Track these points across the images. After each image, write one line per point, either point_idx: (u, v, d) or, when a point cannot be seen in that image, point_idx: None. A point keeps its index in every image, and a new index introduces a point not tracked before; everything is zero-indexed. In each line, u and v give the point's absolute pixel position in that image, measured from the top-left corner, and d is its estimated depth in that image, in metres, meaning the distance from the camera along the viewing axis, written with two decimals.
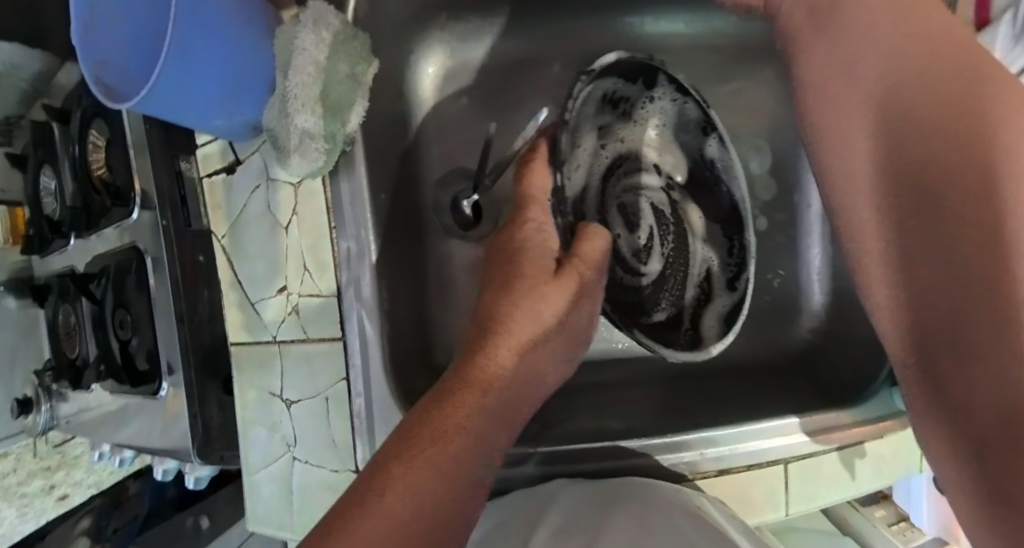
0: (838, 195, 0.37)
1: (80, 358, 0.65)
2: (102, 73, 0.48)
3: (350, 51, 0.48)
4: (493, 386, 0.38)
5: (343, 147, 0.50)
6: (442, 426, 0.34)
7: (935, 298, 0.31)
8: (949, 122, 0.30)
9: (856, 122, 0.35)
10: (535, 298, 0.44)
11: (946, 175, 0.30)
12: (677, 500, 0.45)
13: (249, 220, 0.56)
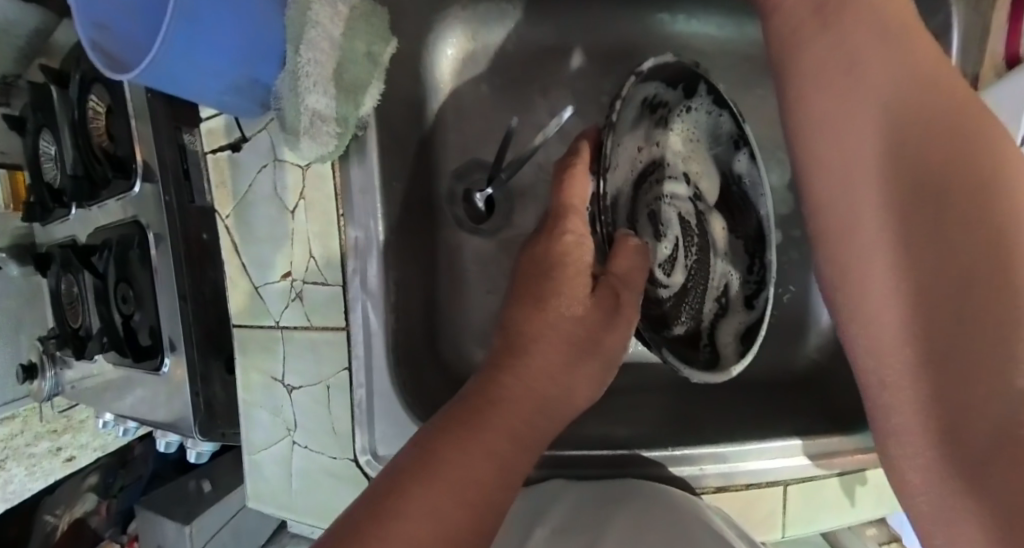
0: (833, 229, 0.31)
1: (84, 329, 0.64)
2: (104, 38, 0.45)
3: (370, 30, 0.43)
4: (513, 407, 0.33)
5: (355, 130, 0.45)
6: (454, 461, 0.28)
7: (937, 336, 0.25)
8: (947, 142, 0.26)
9: (849, 138, 0.30)
10: (569, 316, 0.37)
11: (960, 221, 0.25)
12: (687, 506, 0.39)
13: (256, 200, 0.52)
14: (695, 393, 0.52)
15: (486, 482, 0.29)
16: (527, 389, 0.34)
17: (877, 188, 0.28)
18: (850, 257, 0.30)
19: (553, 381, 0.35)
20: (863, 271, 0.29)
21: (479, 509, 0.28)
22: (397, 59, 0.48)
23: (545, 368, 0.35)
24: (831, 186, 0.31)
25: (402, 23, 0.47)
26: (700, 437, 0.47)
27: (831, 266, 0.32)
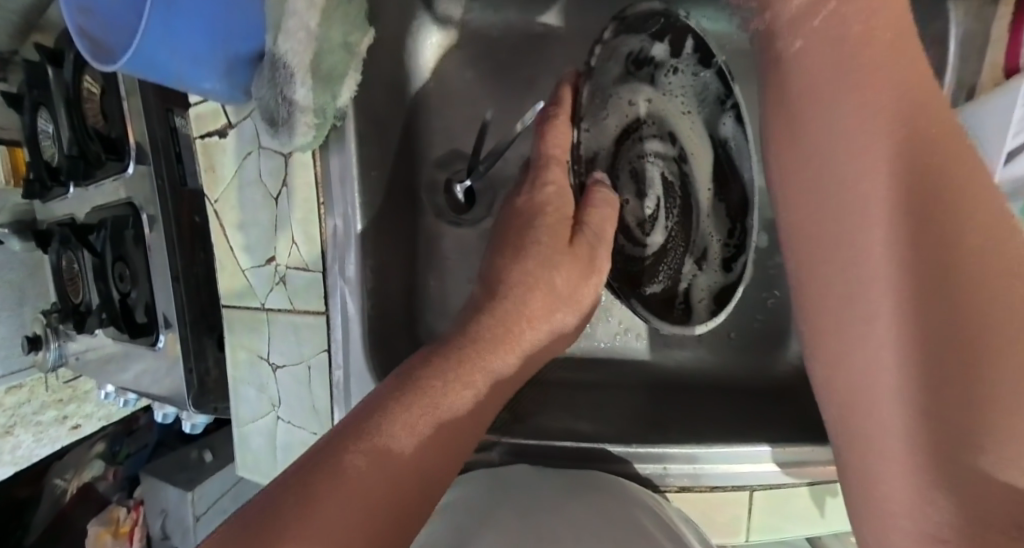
0: (809, 222, 0.29)
1: (84, 304, 0.66)
2: (86, 22, 0.47)
3: (346, 16, 0.42)
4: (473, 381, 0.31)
5: (334, 121, 0.44)
6: (424, 415, 0.27)
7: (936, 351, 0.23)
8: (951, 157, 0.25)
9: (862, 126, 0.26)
10: (539, 261, 0.38)
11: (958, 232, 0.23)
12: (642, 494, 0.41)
13: (244, 184, 0.52)
14: (676, 393, 0.53)
15: (452, 439, 0.28)
16: (493, 338, 0.34)
17: (864, 172, 0.26)
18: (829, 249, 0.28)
19: (517, 330, 0.35)
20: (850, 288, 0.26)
21: (442, 467, 0.27)
22: (377, 43, 0.47)
23: (511, 321, 0.35)
24: (811, 176, 0.28)
25: (386, 5, 0.46)
26: (675, 438, 0.46)
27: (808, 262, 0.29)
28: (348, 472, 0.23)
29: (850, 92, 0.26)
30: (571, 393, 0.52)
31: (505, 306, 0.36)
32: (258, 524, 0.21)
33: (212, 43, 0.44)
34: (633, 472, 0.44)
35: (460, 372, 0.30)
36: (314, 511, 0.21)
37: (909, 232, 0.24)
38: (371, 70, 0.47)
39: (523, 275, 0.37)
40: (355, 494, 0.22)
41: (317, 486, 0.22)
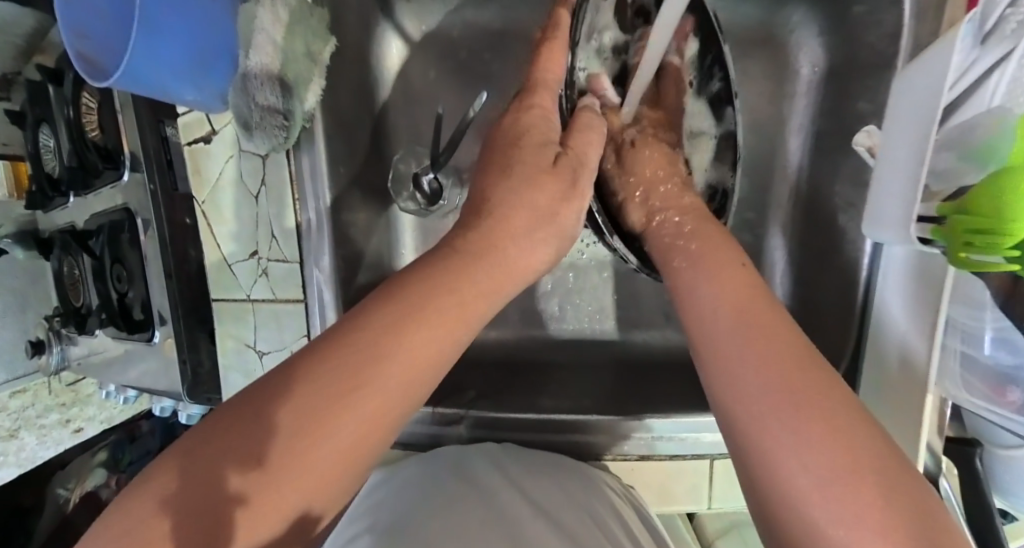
0: (715, 385, 0.31)
1: (85, 306, 0.68)
2: (84, 47, 0.51)
3: (308, 30, 0.47)
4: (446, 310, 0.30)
5: (303, 123, 0.49)
6: (384, 346, 0.27)
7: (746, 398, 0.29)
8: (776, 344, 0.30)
9: (739, 373, 0.29)
10: (523, 180, 0.38)
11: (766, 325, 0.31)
12: (593, 477, 0.48)
13: (225, 186, 0.55)
14: (647, 371, 0.55)
15: (422, 367, 0.28)
16: (462, 264, 0.32)
17: (745, 339, 0.30)
18: (741, 396, 0.29)
19: (502, 247, 0.35)
20: (746, 389, 0.29)
21: (411, 395, 0.28)
22: (340, 51, 0.51)
23: (492, 235, 0.35)
24: (707, 345, 0.32)
25: (348, 16, 0.51)
26: (633, 410, 0.50)
27: (720, 374, 0.31)
28: (289, 397, 0.24)
29: (714, 277, 0.35)
30: (544, 369, 0.55)
31: (487, 225, 0.35)
32: (203, 449, 0.23)
33: (191, 56, 0.48)
34: (587, 439, 0.50)
35: (435, 299, 0.29)
36: (255, 446, 0.23)
37: (754, 335, 0.30)
38: (337, 76, 0.51)
39: (506, 196, 0.37)
40: (293, 423, 0.24)
41: (255, 411, 0.24)
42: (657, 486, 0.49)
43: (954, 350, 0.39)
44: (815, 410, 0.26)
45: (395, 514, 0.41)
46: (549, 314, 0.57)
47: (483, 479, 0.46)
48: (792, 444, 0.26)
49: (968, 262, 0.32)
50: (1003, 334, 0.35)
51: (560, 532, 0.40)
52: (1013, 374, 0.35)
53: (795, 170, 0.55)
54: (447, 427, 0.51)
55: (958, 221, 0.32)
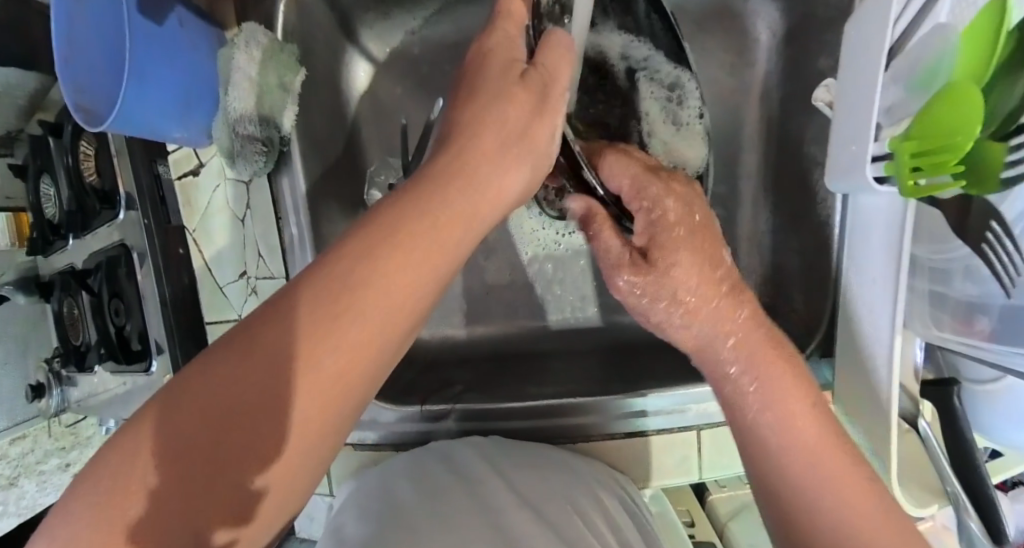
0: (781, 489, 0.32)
1: (84, 344, 0.69)
2: (84, 98, 0.54)
3: (280, 64, 0.52)
4: (416, 252, 0.29)
5: (281, 147, 0.54)
6: (350, 299, 0.27)
7: (757, 423, 0.35)
8: (780, 376, 0.35)
9: (753, 401, 0.35)
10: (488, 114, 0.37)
11: (775, 358, 0.36)
12: (572, 463, 0.50)
13: (214, 212, 0.59)
14: (629, 351, 0.56)
15: (392, 316, 0.28)
16: (436, 211, 0.31)
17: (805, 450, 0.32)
18: (751, 422, 0.35)
19: (481, 176, 0.34)
20: (759, 414, 0.35)
21: (387, 338, 0.28)
22: (310, 77, 0.56)
23: (469, 163, 0.34)
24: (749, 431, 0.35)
25: (316, 46, 0.56)
26: (616, 389, 0.52)
27: (732, 397, 0.36)
28: (264, 358, 0.25)
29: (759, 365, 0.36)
30: (540, 361, 0.57)
31: (469, 160, 0.34)
32: (186, 414, 0.24)
33: (176, 98, 0.53)
34: (574, 421, 0.52)
35: (403, 247, 0.29)
36: (239, 414, 0.24)
37: (763, 364, 0.36)
38: (309, 99, 0.57)
39: (478, 124, 0.36)
40: (265, 380, 0.25)
41: (226, 372, 0.25)
42: (647, 460, 0.51)
43: (923, 291, 0.39)
44: (819, 442, 0.33)
45: (391, 500, 0.45)
46: (528, 305, 0.59)
47: (472, 468, 0.49)
48: (801, 460, 0.32)
49: (919, 189, 0.31)
50: (966, 263, 0.34)
51: (540, 520, 0.43)
52: (978, 303, 0.34)
53: (753, 143, 0.58)
54: (435, 423, 0.54)
55: (901, 149, 0.32)
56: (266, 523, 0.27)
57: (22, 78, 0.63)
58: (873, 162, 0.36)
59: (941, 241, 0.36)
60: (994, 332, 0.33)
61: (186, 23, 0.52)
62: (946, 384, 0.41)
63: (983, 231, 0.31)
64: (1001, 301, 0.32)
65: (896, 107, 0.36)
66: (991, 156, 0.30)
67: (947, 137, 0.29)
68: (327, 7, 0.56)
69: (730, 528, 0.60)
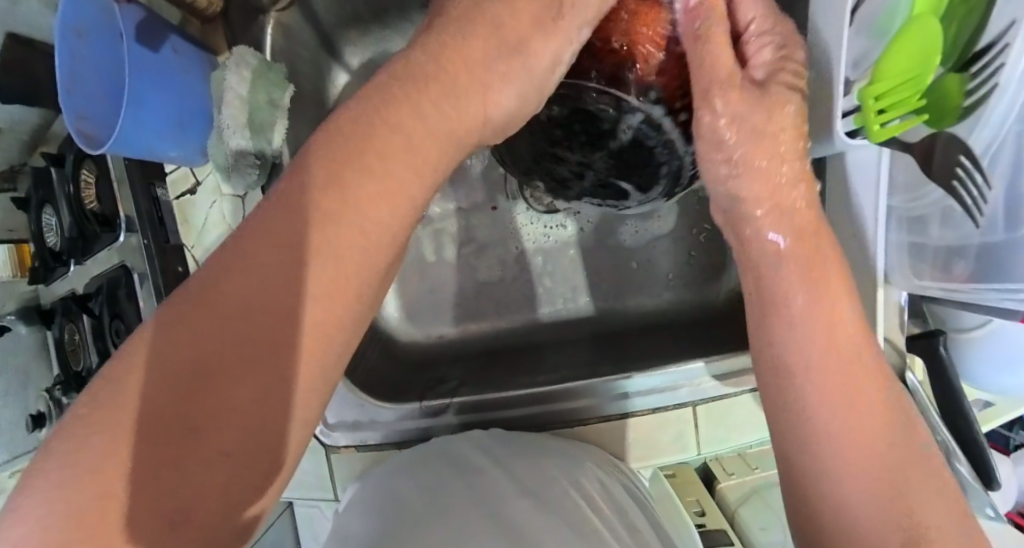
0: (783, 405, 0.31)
1: (85, 368, 0.70)
2: (84, 124, 0.55)
3: (268, 82, 0.54)
4: (393, 193, 0.28)
5: (272, 160, 0.57)
6: (342, 228, 0.26)
7: (805, 373, 0.30)
8: (831, 318, 0.31)
9: (813, 345, 0.30)
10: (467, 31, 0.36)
11: (826, 287, 0.31)
12: (564, 444, 0.50)
13: (211, 227, 0.62)
14: (621, 337, 0.57)
15: (375, 254, 0.28)
16: (423, 134, 0.29)
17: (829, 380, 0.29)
18: (785, 359, 0.31)
19: (466, 88, 0.32)
20: (794, 355, 0.31)
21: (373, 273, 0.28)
22: (298, 94, 0.59)
23: (456, 76, 0.31)
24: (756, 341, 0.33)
25: (302, 66, 0.59)
26: (608, 372, 0.52)
27: (787, 340, 0.31)
28: (250, 312, 0.24)
29: (814, 288, 0.31)
30: (533, 352, 0.58)
31: (456, 70, 0.31)
32: (181, 369, 0.24)
33: (170, 120, 0.55)
34: (568, 405, 0.52)
35: (390, 172, 0.28)
36: (240, 370, 0.24)
37: (822, 308, 0.31)
38: (297, 116, 0.59)
39: (463, 37, 0.32)
40: (264, 330, 0.24)
41: (209, 328, 0.24)
42: (644, 439, 0.51)
43: (902, 242, 0.40)
44: (855, 395, 0.29)
45: (398, 496, 0.46)
46: (522, 299, 0.60)
47: (469, 456, 0.49)
48: (835, 407, 0.29)
49: (886, 130, 0.32)
50: (941, 206, 0.35)
51: (541, 506, 0.44)
52: (954, 247, 0.35)
53: None
54: (433, 418, 0.54)
55: (863, 94, 0.31)
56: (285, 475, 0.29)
57: (26, 114, 0.66)
58: (844, 117, 0.37)
59: (915, 189, 0.37)
60: (974, 273, 0.34)
61: (180, 50, 0.55)
62: (932, 336, 0.41)
63: (953, 168, 0.32)
64: (975, 244, 0.33)
65: (862, 59, 0.36)
66: (949, 86, 0.30)
67: (909, 75, 0.30)
68: (312, 26, 0.59)
69: (739, 515, 0.62)
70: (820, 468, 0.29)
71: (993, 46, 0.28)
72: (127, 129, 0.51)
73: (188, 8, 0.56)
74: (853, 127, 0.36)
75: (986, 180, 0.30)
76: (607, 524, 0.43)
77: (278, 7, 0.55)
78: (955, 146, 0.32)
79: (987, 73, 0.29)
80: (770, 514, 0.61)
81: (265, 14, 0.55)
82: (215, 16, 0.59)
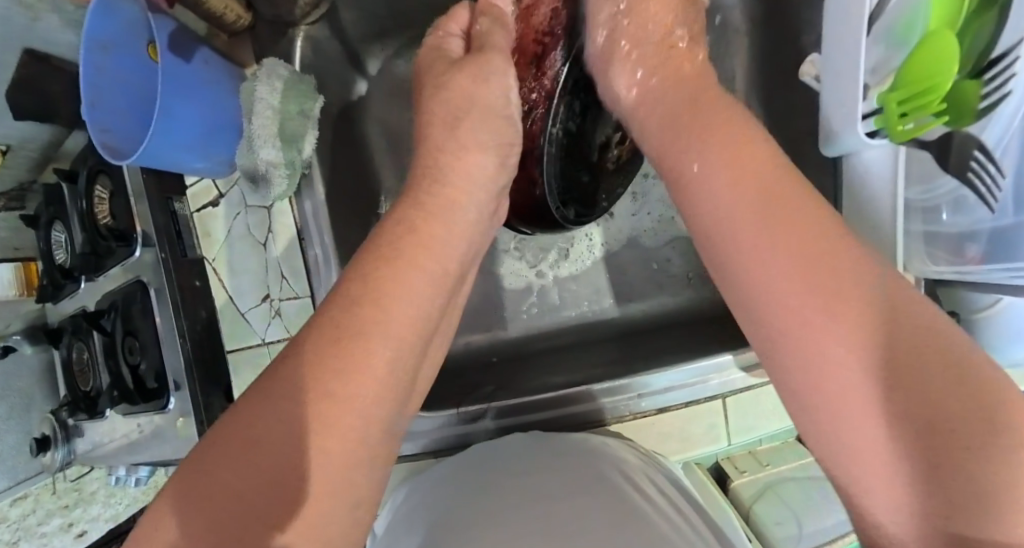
0: (761, 318, 0.28)
1: (95, 389, 0.68)
2: (109, 137, 0.55)
3: (299, 94, 0.56)
4: (405, 289, 0.34)
5: (302, 170, 0.58)
6: (354, 322, 0.31)
7: (776, 283, 0.28)
8: (785, 213, 0.29)
9: (775, 252, 0.28)
10: (468, 82, 0.42)
11: (773, 189, 0.30)
12: (598, 439, 0.52)
13: (235, 239, 0.63)
14: (645, 336, 0.59)
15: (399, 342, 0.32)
16: (413, 243, 0.36)
17: (791, 273, 0.27)
18: (752, 277, 0.29)
19: (438, 206, 0.39)
20: (757, 271, 0.29)
21: (393, 346, 0.32)
22: (325, 106, 0.60)
23: (425, 194, 0.39)
24: (717, 248, 0.32)
25: (328, 78, 0.61)
26: (640, 368, 0.55)
27: (748, 262, 0.29)
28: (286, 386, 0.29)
29: (745, 192, 0.30)
30: (560, 355, 0.60)
31: (426, 193, 0.39)
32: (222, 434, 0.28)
33: (199, 132, 0.55)
34: (605, 404, 0.53)
35: (388, 276, 0.33)
36: (285, 427, 0.28)
37: (764, 211, 0.29)
38: (323, 127, 0.60)
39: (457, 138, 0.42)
40: (304, 404, 0.29)
41: (273, 403, 0.29)
42: (677, 431, 0.54)
43: (919, 232, 0.43)
44: (832, 281, 0.26)
45: (440, 509, 0.46)
46: (548, 303, 0.62)
47: (501, 458, 0.49)
48: (814, 306, 0.26)
49: (909, 131, 0.36)
50: (956, 194, 0.38)
51: (584, 501, 0.44)
52: (968, 232, 0.38)
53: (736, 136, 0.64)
54: (471, 425, 0.54)
55: (890, 99, 0.36)
56: (344, 469, 0.29)
57: (38, 130, 0.65)
58: (864, 119, 0.40)
59: (932, 180, 0.41)
60: (985, 255, 0.37)
61: (209, 63, 0.56)
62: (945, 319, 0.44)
63: (967, 162, 0.35)
64: (989, 226, 0.36)
65: (878, 66, 0.40)
66: (966, 88, 0.34)
67: (930, 82, 0.34)
68: (339, 42, 0.61)
69: (754, 512, 0.62)
70: (806, 379, 0.26)
71: (1006, 56, 0.32)
72: (156, 139, 0.51)
73: (217, 23, 0.58)
74: (873, 127, 0.40)
75: (998, 169, 0.34)
76: (658, 515, 0.44)
77: (309, 21, 0.57)
78: (968, 142, 0.35)
79: (998, 81, 0.33)
80: (783, 508, 0.62)
81: (295, 28, 0.57)
82: (242, 30, 0.61)
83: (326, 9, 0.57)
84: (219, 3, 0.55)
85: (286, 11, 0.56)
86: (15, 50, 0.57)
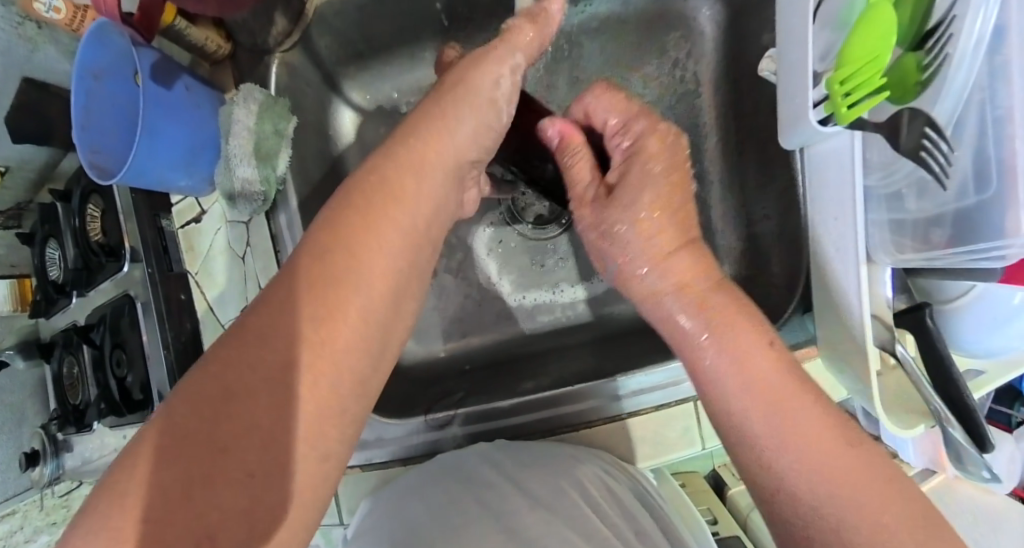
0: (791, 500, 0.31)
1: (83, 402, 0.69)
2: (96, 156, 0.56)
3: (274, 114, 0.57)
4: (376, 242, 0.33)
5: (277, 187, 0.59)
6: (325, 276, 0.31)
7: (804, 472, 0.31)
8: (797, 401, 0.33)
9: (801, 434, 0.32)
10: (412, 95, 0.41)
11: (788, 378, 0.34)
12: (565, 450, 0.50)
13: (216, 253, 0.64)
14: (623, 337, 0.58)
15: (382, 295, 0.33)
16: (379, 192, 0.35)
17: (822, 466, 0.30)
18: (786, 466, 0.31)
19: (417, 159, 0.37)
20: (791, 454, 0.31)
21: (362, 299, 0.32)
22: (301, 126, 0.62)
23: (394, 153, 0.37)
24: (735, 433, 0.34)
25: (305, 98, 0.63)
26: (610, 373, 0.53)
27: (771, 446, 0.32)
28: (256, 357, 0.29)
29: (760, 375, 0.34)
30: (535, 361, 0.59)
31: (391, 157, 0.37)
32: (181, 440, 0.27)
33: (183, 151, 0.57)
34: (573, 409, 0.53)
35: (362, 226, 0.33)
36: (257, 403, 0.28)
37: (782, 394, 0.33)
38: (300, 146, 0.62)
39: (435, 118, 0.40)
40: (271, 370, 0.29)
41: (242, 375, 0.28)
42: (653, 438, 0.51)
43: (884, 221, 0.42)
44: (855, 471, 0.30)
45: (405, 520, 0.44)
46: (523, 311, 0.61)
47: (469, 471, 0.48)
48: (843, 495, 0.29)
49: (854, 110, 0.36)
50: (915, 179, 0.37)
51: (548, 515, 0.42)
52: (933, 217, 0.37)
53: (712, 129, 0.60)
54: (441, 431, 0.54)
55: (833, 82, 0.37)
56: (314, 414, 0.29)
57: (35, 152, 0.68)
58: (815, 108, 0.40)
59: (890, 166, 0.40)
60: (952, 239, 0.36)
61: (192, 88, 0.58)
62: (920, 309, 0.41)
63: (919, 140, 0.35)
64: (953, 211, 0.35)
65: (827, 52, 0.40)
66: (908, 64, 0.35)
67: (871, 57, 0.35)
68: (316, 64, 0.63)
69: (752, 518, 0.59)
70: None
71: (943, 22, 0.33)
72: (141, 158, 0.53)
73: (199, 51, 0.61)
74: (824, 115, 0.40)
75: (951, 146, 0.33)
76: (617, 531, 0.42)
77: (283, 48, 0.59)
78: (920, 119, 0.34)
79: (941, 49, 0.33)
80: None
81: (271, 55, 0.59)
82: (223, 58, 0.64)
83: (298, 37, 0.59)
84: (199, 34, 0.58)
85: (261, 39, 0.58)
86: (14, 79, 0.59)
